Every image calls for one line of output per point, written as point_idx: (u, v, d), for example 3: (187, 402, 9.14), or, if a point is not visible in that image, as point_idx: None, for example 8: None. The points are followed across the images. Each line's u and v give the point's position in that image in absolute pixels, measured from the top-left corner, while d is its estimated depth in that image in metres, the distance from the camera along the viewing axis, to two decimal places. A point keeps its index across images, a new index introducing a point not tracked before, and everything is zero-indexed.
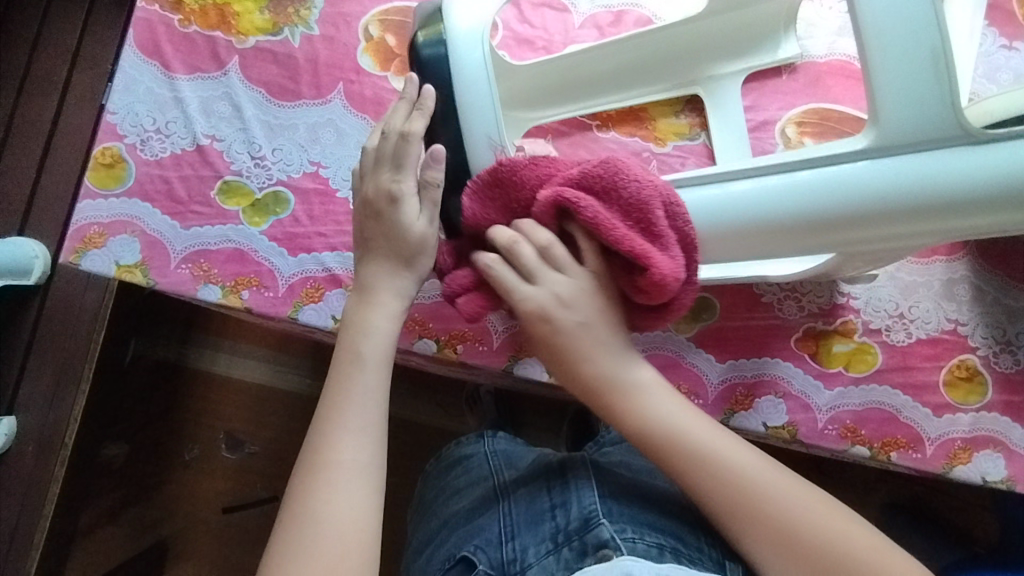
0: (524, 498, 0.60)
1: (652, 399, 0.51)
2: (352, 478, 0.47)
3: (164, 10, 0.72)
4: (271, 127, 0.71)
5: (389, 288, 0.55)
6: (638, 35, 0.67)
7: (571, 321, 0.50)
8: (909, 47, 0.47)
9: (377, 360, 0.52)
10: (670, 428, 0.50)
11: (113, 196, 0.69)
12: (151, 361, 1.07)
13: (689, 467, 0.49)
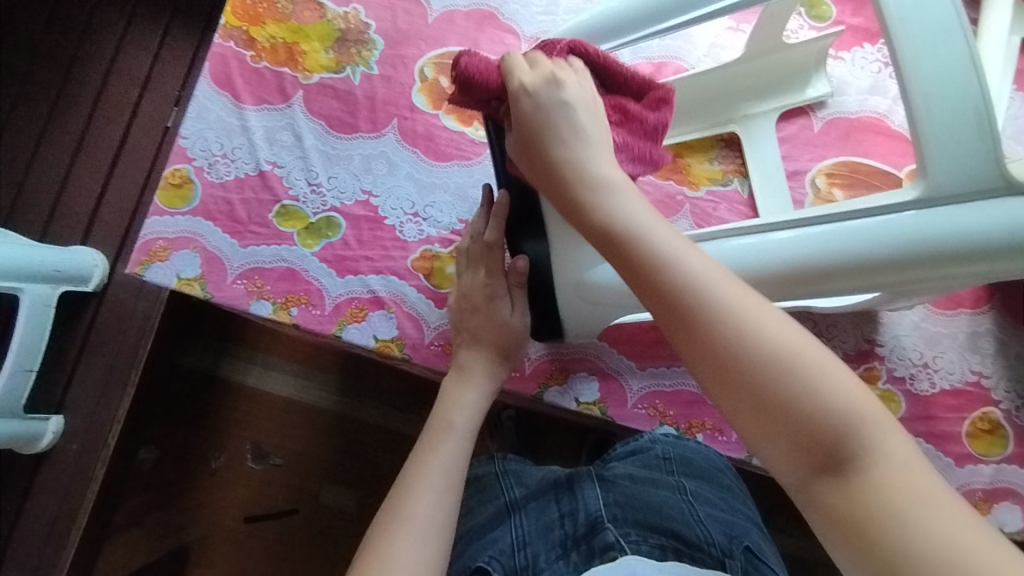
0: (534, 510, 0.64)
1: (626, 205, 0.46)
2: (431, 534, 0.49)
3: (238, 46, 0.77)
4: (328, 156, 0.76)
5: (479, 373, 0.62)
6: (677, 80, 0.72)
7: (542, 113, 0.52)
8: (954, 110, 0.50)
9: (469, 433, 0.59)
10: (627, 219, 0.45)
11: (179, 214, 0.74)
12: (185, 370, 1.10)
13: (646, 256, 0.42)
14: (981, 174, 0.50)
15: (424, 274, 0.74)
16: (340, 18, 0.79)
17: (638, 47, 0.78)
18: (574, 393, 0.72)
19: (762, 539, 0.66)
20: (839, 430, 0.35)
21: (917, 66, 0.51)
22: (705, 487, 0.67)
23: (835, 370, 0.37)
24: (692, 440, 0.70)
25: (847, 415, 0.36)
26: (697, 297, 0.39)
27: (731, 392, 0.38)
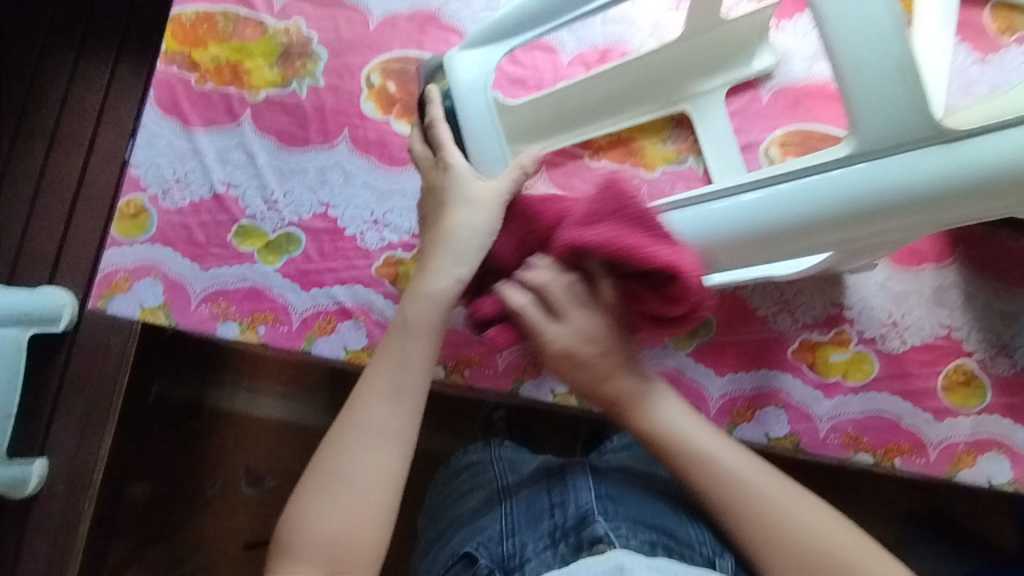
0: (525, 498, 0.63)
1: (665, 419, 0.58)
2: (380, 441, 0.52)
3: (182, 70, 0.77)
4: (282, 172, 0.75)
5: (436, 258, 0.57)
6: (625, 63, 0.72)
7: (580, 354, 0.57)
8: (879, 60, 0.50)
9: (426, 323, 0.56)
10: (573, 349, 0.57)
11: (137, 243, 0.73)
12: (173, 402, 1.09)
13: (595, 384, 0.58)
14: (909, 121, 0.50)
15: (389, 280, 0.73)
16: (281, 32, 0.78)
17: (582, 35, 0.78)
18: (549, 385, 0.72)
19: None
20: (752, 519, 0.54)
21: (839, 23, 0.51)
22: None
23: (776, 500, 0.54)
24: None
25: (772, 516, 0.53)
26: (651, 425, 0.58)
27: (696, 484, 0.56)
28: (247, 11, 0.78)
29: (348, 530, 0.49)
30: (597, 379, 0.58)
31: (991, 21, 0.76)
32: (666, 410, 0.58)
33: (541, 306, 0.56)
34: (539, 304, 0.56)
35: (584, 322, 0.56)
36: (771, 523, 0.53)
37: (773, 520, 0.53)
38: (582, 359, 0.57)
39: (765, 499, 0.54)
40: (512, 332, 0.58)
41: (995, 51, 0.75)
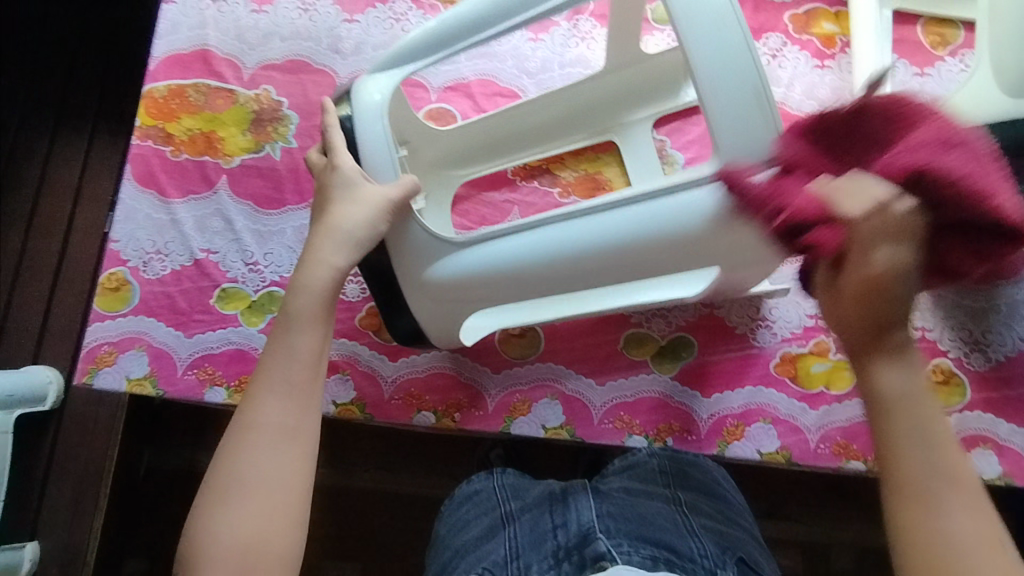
0: (529, 522, 0.62)
1: (896, 372, 0.49)
2: (275, 437, 0.53)
3: (157, 144, 0.79)
4: (261, 234, 0.77)
5: (306, 264, 0.59)
6: (551, 94, 0.76)
7: (889, 284, 0.48)
8: (731, 68, 0.52)
9: (303, 320, 0.57)
10: (906, 391, 0.48)
11: (120, 316, 0.74)
12: (164, 472, 1.05)
13: (892, 351, 0.49)
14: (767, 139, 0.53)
15: (373, 330, 0.75)
16: (252, 100, 0.80)
17: (542, 79, 0.81)
18: (540, 420, 0.73)
19: (760, 554, 0.63)
20: (941, 483, 0.46)
21: (701, 48, 0.53)
22: (700, 499, 0.66)
23: (949, 463, 0.46)
24: (686, 454, 0.70)
25: (939, 475, 0.46)
26: (896, 408, 0.48)
27: (908, 459, 0.47)
28: (216, 82, 0.81)
29: (260, 530, 0.50)
30: (875, 316, 0.49)
31: (924, 37, 0.80)
32: (911, 363, 0.49)
33: (885, 234, 0.47)
34: (874, 228, 0.47)
35: (907, 249, 0.48)
36: (922, 484, 0.46)
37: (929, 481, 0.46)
38: (878, 285, 0.48)
39: (947, 466, 0.46)
40: (845, 239, 0.49)
41: (932, 63, 0.79)
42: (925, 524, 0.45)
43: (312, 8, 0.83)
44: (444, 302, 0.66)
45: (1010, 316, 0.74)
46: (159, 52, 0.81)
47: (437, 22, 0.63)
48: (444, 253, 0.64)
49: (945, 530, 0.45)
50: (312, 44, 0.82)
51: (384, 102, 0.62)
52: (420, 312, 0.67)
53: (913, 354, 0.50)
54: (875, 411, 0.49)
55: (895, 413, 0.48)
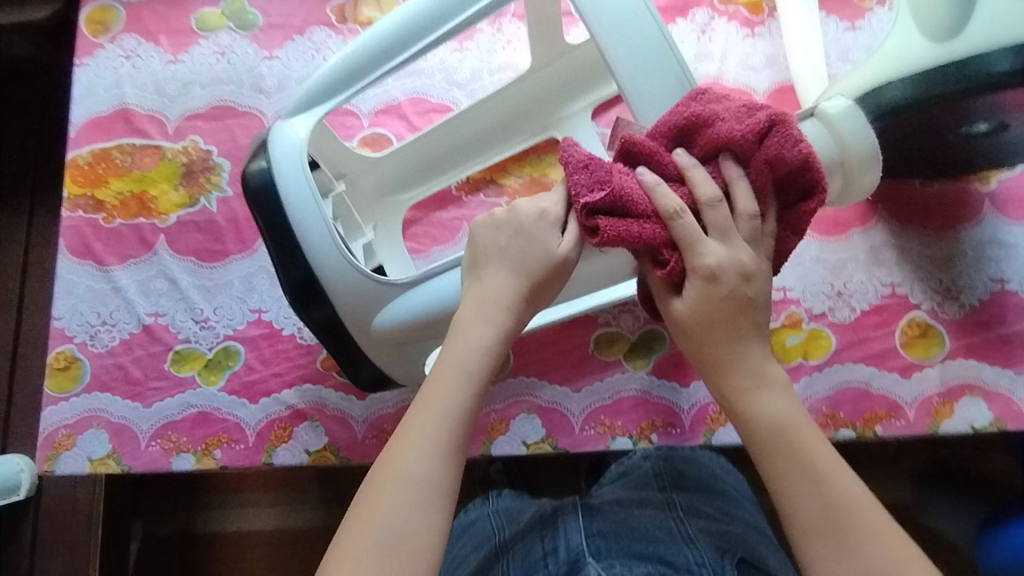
0: (520, 551, 0.59)
1: (772, 397, 0.48)
2: (429, 493, 0.44)
3: (88, 212, 0.76)
4: (207, 289, 0.74)
5: (480, 318, 0.51)
6: (484, 101, 0.74)
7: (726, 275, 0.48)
8: (643, 51, 0.52)
9: (472, 401, 0.48)
10: (784, 422, 0.47)
11: (74, 395, 0.71)
12: (162, 538, 0.99)
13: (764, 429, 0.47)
14: None
15: (336, 371, 0.72)
16: (180, 153, 0.78)
17: (472, 90, 0.79)
18: (520, 437, 0.71)
19: (767, 548, 0.59)
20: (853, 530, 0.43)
21: (608, 34, 0.53)
22: (697, 499, 0.61)
23: (852, 485, 0.45)
24: (683, 449, 0.67)
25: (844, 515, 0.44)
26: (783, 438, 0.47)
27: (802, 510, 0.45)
28: (142, 140, 0.78)
29: None
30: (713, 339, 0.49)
31: None
32: (773, 386, 0.49)
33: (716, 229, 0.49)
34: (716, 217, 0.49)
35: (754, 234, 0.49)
36: (816, 512, 0.44)
37: (828, 503, 0.44)
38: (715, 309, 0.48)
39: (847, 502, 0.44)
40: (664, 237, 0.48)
41: (862, 16, 0.78)
42: (829, 555, 0.43)
43: (229, 50, 0.81)
44: (400, 345, 0.63)
45: (977, 258, 0.73)
46: (78, 118, 0.78)
47: (352, 46, 0.62)
48: (390, 296, 0.61)
49: (841, 558, 0.43)
50: (235, 87, 0.80)
51: (305, 145, 0.61)
52: (380, 356, 0.65)
53: (777, 377, 0.49)
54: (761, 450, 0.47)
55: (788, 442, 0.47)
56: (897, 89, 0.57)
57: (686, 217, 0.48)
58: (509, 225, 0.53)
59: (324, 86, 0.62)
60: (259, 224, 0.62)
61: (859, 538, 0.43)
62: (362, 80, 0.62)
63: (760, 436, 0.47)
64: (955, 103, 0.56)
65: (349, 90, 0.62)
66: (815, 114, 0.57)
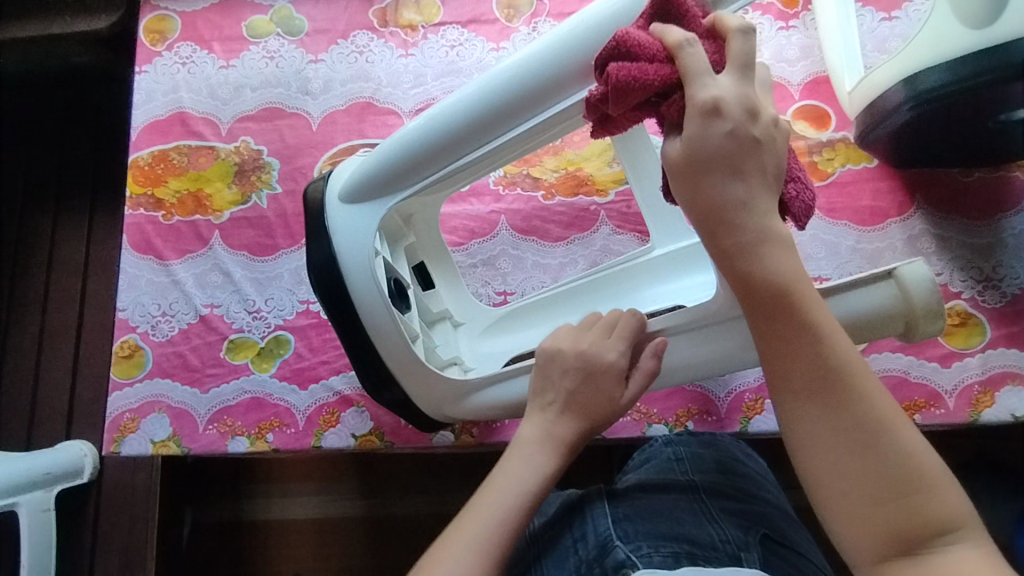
0: (551, 541, 0.60)
1: (778, 250, 0.43)
2: None
3: (148, 210, 0.81)
4: (259, 281, 0.78)
5: (540, 446, 0.53)
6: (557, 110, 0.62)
7: (737, 122, 0.43)
8: None
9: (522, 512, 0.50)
10: (787, 276, 0.43)
11: (137, 381, 0.76)
12: (211, 525, 1.03)
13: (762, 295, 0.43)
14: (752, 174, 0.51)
15: None
16: (232, 153, 0.82)
17: None
18: None
19: (789, 525, 0.61)
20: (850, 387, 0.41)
21: None
22: (718, 480, 0.62)
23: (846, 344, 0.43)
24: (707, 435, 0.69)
25: (846, 368, 0.42)
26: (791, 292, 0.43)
27: (796, 363, 0.42)
28: (197, 141, 0.83)
29: None
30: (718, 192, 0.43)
31: None
32: (779, 236, 0.44)
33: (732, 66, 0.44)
34: (733, 61, 0.44)
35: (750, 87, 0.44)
36: (842, 437, 0.41)
37: (825, 364, 0.42)
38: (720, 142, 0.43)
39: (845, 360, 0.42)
40: (654, 76, 0.43)
41: (897, 7, 0.78)
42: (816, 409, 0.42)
43: (277, 55, 0.85)
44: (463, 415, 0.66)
45: (1018, 247, 0.72)
46: (139, 122, 0.83)
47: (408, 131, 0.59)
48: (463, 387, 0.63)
49: (836, 409, 0.41)
50: (283, 90, 0.84)
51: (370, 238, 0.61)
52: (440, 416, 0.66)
53: (780, 229, 0.44)
54: (754, 303, 0.44)
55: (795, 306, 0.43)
56: (933, 75, 0.59)
57: (692, 50, 0.43)
58: (575, 368, 0.55)
59: (383, 176, 0.60)
60: (320, 297, 0.63)
61: (851, 389, 0.41)
62: (420, 171, 0.59)
63: (763, 294, 0.43)
64: (992, 90, 0.56)
65: (408, 185, 0.60)
66: (892, 275, 0.53)
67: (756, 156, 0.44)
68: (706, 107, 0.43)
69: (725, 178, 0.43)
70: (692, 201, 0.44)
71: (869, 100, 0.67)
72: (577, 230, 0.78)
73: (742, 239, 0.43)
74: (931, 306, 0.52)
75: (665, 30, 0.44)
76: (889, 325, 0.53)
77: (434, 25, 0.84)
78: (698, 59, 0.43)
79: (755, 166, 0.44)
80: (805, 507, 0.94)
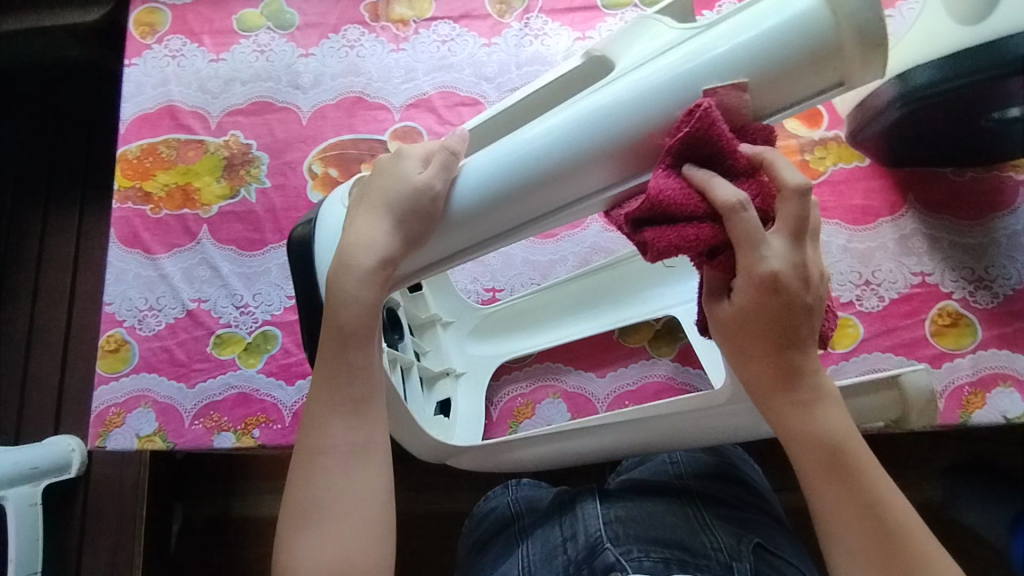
0: (539, 538, 0.59)
1: (829, 412, 0.45)
2: (340, 459, 0.49)
3: (136, 204, 0.80)
4: (247, 276, 0.78)
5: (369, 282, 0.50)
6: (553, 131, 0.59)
7: (791, 287, 0.42)
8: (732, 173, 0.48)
9: (349, 337, 0.50)
10: (839, 437, 0.45)
11: (123, 376, 0.75)
12: (201, 521, 1.03)
13: (816, 455, 0.45)
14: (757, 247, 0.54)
15: None
16: (222, 147, 0.82)
17: (501, 82, 0.81)
18: (546, 420, 0.72)
19: (781, 535, 0.60)
20: (901, 543, 0.43)
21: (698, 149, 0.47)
22: (713, 486, 0.62)
23: (894, 497, 0.44)
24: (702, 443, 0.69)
25: (896, 520, 0.43)
26: (841, 449, 0.44)
27: (846, 522, 0.44)
28: (186, 135, 0.82)
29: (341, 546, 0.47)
30: (771, 352, 0.44)
31: None
32: (829, 398, 0.45)
33: (783, 227, 0.41)
34: (785, 221, 0.41)
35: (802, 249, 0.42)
36: None
37: (878, 520, 0.43)
38: (771, 302, 0.42)
39: (895, 513, 0.44)
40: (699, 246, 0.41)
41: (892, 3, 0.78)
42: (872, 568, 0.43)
43: (268, 49, 0.84)
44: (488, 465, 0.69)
45: (1011, 248, 0.72)
46: (128, 115, 0.83)
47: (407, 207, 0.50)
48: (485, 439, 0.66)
49: None
50: (273, 83, 0.83)
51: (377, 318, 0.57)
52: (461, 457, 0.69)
53: (831, 390, 0.45)
54: (807, 460, 0.45)
55: (847, 462, 0.44)
56: (923, 73, 0.58)
57: (744, 217, 0.40)
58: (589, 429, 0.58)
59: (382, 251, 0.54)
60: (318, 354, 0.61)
61: (906, 549, 0.43)
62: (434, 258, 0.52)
63: (816, 454, 0.45)
64: (988, 87, 0.55)
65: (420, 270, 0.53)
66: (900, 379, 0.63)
67: (810, 320, 0.44)
68: (758, 277, 0.41)
69: (783, 345, 0.44)
70: (746, 360, 0.45)
71: (862, 100, 0.67)
72: (568, 227, 0.78)
73: (797, 400, 0.45)
74: (926, 408, 0.64)
75: (713, 186, 0.40)
76: (882, 418, 0.65)
77: (426, 19, 0.84)
78: (749, 227, 0.40)
79: (809, 329, 0.44)
80: (796, 508, 0.93)
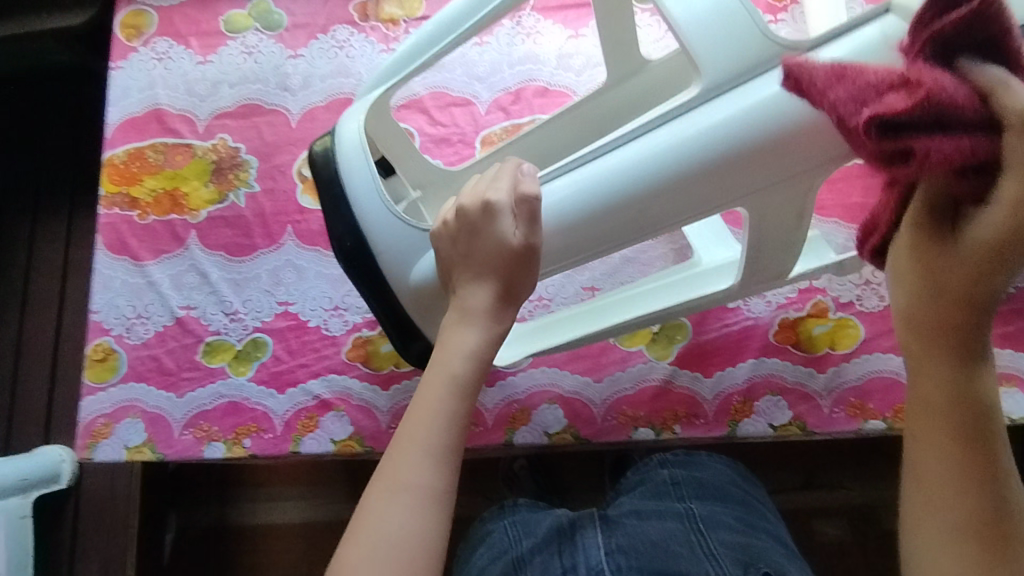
0: (538, 565, 0.59)
1: (989, 382, 0.43)
2: (426, 503, 0.47)
3: (123, 210, 0.79)
4: (236, 282, 0.76)
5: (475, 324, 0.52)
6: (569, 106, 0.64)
7: (1013, 239, 0.36)
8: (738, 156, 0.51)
9: (466, 385, 0.50)
10: (990, 407, 0.43)
11: (111, 386, 0.74)
12: (195, 530, 1.01)
13: (973, 414, 0.43)
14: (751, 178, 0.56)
15: (361, 362, 0.74)
16: (210, 150, 0.80)
17: (493, 82, 0.80)
18: (542, 426, 0.71)
19: (792, 562, 0.58)
20: (1010, 524, 0.43)
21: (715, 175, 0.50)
22: (717, 509, 0.61)
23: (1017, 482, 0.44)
24: (703, 456, 0.67)
25: (1011, 505, 0.43)
26: (994, 420, 0.43)
27: (963, 489, 0.43)
28: (173, 139, 0.81)
29: None
30: (967, 298, 0.40)
31: None
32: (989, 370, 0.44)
33: None
34: None
35: None
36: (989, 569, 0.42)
37: (999, 498, 0.43)
38: (1009, 249, 0.36)
39: (1013, 501, 0.43)
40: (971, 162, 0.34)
41: None
42: (969, 539, 0.43)
43: (256, 50, 0.83)
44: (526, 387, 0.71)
45: None
46: (114, 119, 0.81)
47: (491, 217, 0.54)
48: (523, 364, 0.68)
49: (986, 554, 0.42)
50: (262, 85, 0.82)
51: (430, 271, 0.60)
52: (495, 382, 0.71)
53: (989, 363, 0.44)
54: (951, 419, 0.43)
55: (992, 432, 0.43)
56: None
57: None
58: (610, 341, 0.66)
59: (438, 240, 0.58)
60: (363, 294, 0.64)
61: (1017, 532, 0.43)
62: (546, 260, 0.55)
63: (968, 414, 0.43)
64: None
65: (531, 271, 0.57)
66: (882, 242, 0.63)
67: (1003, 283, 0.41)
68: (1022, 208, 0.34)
69: (971, 300, 0.40)
70: (926, 301, 0.42)
71: None
72: None
73: (963, 359, 0.43)
74: None
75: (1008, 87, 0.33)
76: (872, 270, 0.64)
77: (416, 18, 0.82)
78: None
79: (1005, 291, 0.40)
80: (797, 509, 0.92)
